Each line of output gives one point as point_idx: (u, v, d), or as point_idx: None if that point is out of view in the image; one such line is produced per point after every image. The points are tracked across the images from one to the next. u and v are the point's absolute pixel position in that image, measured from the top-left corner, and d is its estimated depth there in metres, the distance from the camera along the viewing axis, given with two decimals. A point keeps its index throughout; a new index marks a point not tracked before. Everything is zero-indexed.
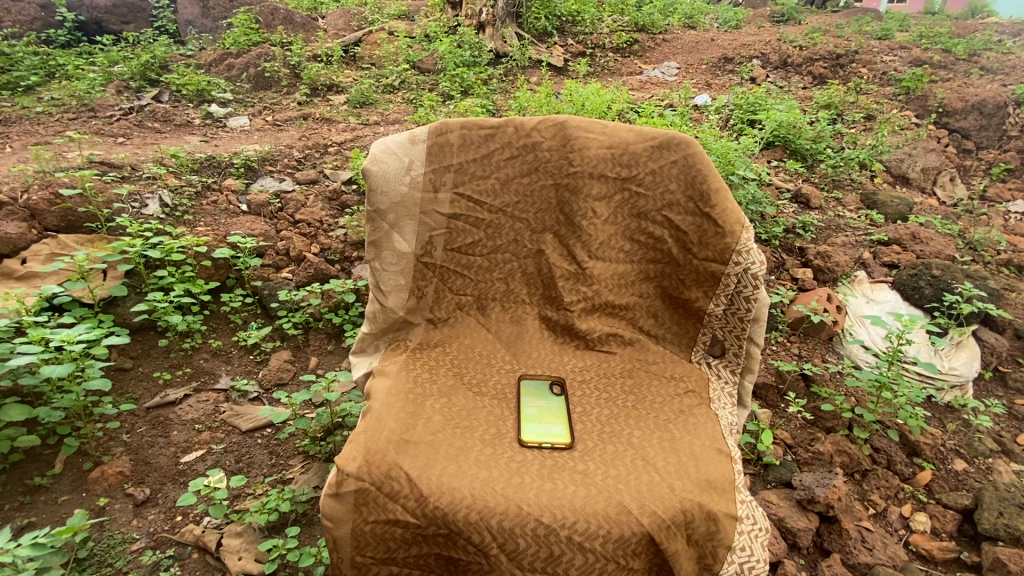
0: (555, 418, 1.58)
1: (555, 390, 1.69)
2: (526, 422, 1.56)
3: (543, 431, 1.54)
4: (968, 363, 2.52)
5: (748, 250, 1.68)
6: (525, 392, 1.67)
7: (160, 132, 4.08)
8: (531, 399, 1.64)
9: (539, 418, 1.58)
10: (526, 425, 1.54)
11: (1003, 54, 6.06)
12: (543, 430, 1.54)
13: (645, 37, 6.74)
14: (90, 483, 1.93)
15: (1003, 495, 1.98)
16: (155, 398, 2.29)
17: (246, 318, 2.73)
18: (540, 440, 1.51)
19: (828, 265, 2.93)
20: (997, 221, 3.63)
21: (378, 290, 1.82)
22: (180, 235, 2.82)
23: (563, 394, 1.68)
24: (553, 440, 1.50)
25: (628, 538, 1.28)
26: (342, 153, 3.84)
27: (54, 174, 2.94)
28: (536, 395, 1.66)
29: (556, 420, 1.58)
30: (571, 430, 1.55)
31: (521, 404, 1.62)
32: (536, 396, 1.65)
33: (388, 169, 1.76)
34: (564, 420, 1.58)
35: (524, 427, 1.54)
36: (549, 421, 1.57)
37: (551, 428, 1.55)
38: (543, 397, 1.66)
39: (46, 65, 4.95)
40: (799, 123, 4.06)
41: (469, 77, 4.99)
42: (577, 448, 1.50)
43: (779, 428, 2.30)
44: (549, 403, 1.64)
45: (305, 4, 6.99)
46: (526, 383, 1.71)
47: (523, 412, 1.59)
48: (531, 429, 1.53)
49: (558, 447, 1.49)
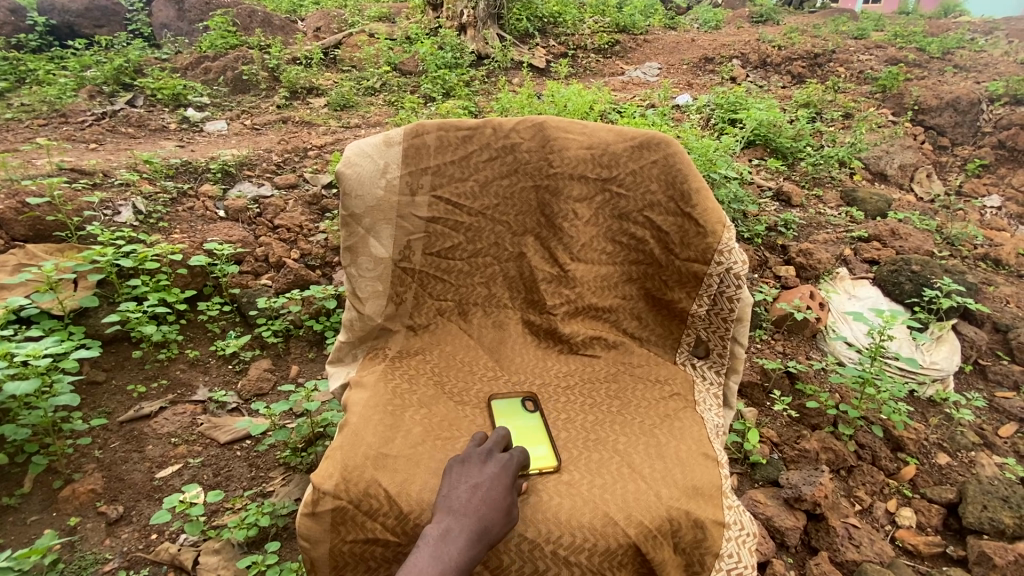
0: (531, 436, 1.50)
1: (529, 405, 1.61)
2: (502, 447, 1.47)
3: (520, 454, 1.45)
4: (947, 357, 2.54)
5: (729, 250, 1.68)
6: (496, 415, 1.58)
7: (134, 138, 3.99)
8: (508, 421, 1.55)
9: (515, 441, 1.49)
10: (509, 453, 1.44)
11: (974, 52, 6.18)
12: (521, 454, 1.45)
13: (626, 39, 6.78)
14: (59, 503, 1.86)
15: (986, 488, 1.99)
16: (129, 411, 2.23)
17: (224, 327, 2.66)
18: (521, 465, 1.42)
19: (810, 263, 2.93)
20: (973, 217, 3.68)
21: (355, 297, 1.78)
22: (154, 243, 2.75)
23: (536, 406, 1.60)
24: (541, 464, 1.41)
25: (614, 550, 1.25)
26: (322, 156, 3.79)
27: (20, 182, 2.86)
28: (507, 416, 1.57)
29: (533, 440, 1.49)
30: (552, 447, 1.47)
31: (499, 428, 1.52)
32: (511, 417, 1.56)
33: (362, 172, 1.72)
34: (541, 438, 1.50)
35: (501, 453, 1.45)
36: (530, 443, 1.48)
37: (534, 451, 1.45)
38: (518, 417, 1.57)
39: (15, 70, 4.83)
40: (779, 121, 4.08)
41: (451, 80, 4.95)
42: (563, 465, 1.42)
43: (765, 427, 2.29)
44: (524, 420, 1.56)
45: (283, 7, 6.91)
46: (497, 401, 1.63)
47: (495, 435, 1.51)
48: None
49: (547, 471, 1.39)
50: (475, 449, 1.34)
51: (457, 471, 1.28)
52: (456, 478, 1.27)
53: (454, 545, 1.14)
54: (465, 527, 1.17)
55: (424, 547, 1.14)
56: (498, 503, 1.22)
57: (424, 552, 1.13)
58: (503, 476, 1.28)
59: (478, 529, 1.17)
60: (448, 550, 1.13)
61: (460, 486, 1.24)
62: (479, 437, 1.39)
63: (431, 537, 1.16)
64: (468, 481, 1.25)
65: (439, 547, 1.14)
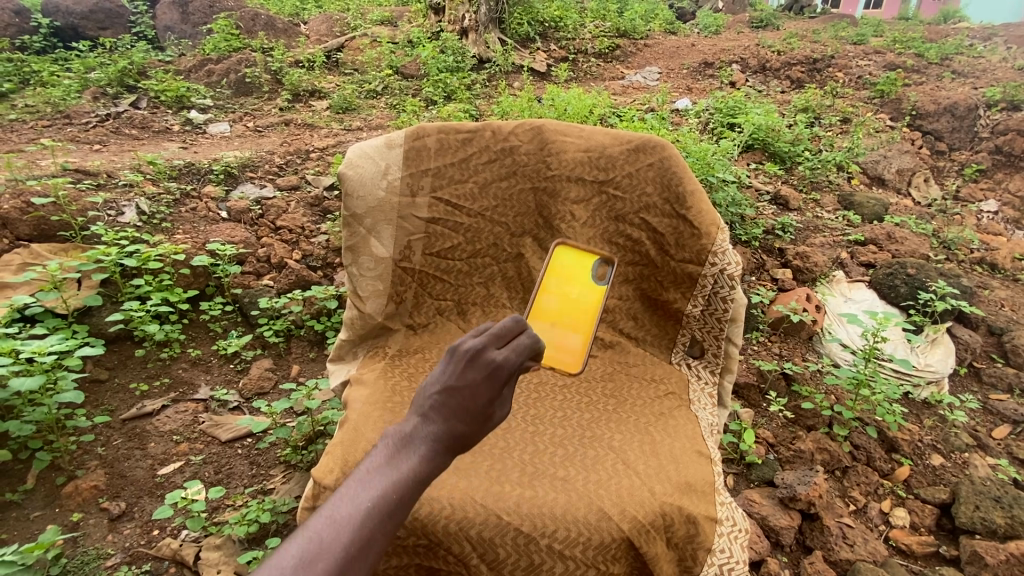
0: (574, 320, 1.57)
1: (601, 280, 1.61)
2: (539, 318, 1.57)
3: (551, 336, 1.57)
4: (942, 359, 2.57)
5: (723, 251, 1.72)
6: (558, 274, 1.61)
7: (138, 139, 4.03)
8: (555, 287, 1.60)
9: (554, 319, 1.57)
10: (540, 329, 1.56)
11: (973, 57, 6.22)
12: (551, 336, 1.57)
13: (626, 43, 6.83)
14: (63, 499, 1.89)
15: (979, 489, 2.01)
16: (131, 409, 2.25)
17: (226, 326, 2.69)
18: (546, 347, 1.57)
19: (806, 265, 2.96)
20: (970, 221, 3.71)
21: (355, 296, 1.81)
22: (157, 243, 2.78)
23: (604, 287, 1.60)
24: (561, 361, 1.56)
25: (607, 544, 1.27)
26: (324, 158, 3.82)
27: (25, 183, 2.89)
28: (570, 281, 1.61)
29: (574, 328, 1.56)
30: (585, 348, 1.56)
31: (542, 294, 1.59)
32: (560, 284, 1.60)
33: (364, 173, 1.75)
34: (584, 329, 1.56)
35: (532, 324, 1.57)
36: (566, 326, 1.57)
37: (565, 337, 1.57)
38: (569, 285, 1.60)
39: (20, 71, 4.87)
40: (777, 126, 4.12)
41: (452, 83, 4.99)
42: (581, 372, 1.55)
43: (760, 427, 2.31)
44: (580, 296, 1.59)
45: (286, 10, 6.97)
46: (565, 256, 1.63)
47: (539, 302, 1.58)
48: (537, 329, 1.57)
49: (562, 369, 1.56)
50: (469, 340, 1.10)
51: (440, 366, 1.07)
52: (436, 374, 1.07)
53: (415, 454, 0.98)
54: (430, 436, 1.00)
55: (382, 451, 0.99)
56: (475, 411, 1.03)
57: (380, 456, 0.98)
58: (490, 380, 1.06)
59: (446, 439, 1.00)
60: (407, 459, 0.97)
61: (435, 386, 1.05)
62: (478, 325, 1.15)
63: (390, 440, 1.00)
64: (447, 380, 1.04)
65: (398, 455, 0.98)
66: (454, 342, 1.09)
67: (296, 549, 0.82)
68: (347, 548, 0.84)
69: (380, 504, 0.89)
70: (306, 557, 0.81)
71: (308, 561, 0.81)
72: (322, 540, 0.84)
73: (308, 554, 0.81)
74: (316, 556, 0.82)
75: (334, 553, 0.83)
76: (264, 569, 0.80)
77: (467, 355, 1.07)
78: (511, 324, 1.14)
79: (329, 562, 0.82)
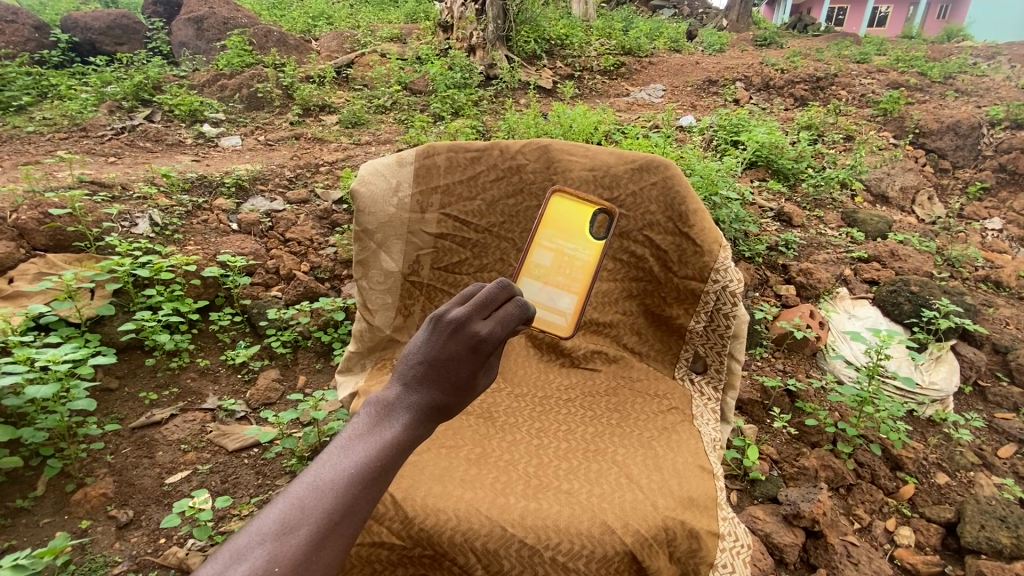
0: (568, 278, 1.56)
1: (599, 234, 1.58)
2: (533, 274, 1.57)
3: (545, 296, 1.57)
4: (946, 377, 2.57)
5: (725, 268, 1.74)
6: (554, 229, 1.58)
7: (151, 152, 4.11)
8: (547, 246, 1.57)
9: (548, 277, 1.57)
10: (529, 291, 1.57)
11: (977, 76, 6.26)
12: (545, 295, 1.57)
13: (632, 61, 6.93)
14: (72, 506, 1.91)
15: (984, 508, 2.01)
16: (141, 418, 2.28)
17: (234, 336, 2.73)
18: (539, 306, 1.58)
19: (810, 282, 2.98)
20: (974, 239, 3.72)
21: (365, 308, 1.87)
22: (169, 254, 2.83)
23: (602, 243, 1.57)
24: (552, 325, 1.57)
25: (611, 557, 1.27)
26: (333, 172, 3.88)
27: (42, 195, 2.96)
28: (566, 235, 1.58)
29: (567, 287, 1.56)
30: (577, 309, 1.57)
31: (533, 253, 1.57)
32: (553, 243, 1.58)
33: (376, 191, 1.81)
34: (579, 289, 1.56)
35: (525, 282, 1.57)
36: (556, 287, 1.57)
37: (556, 298, 1.57)
38: (562, 243, 1.58)
39: (38, 85, 4.98)
40: (781, 144, 4.16)
41: (459, 99, 5.07)
42: (574, 335, 1.57)
43: (765, 443, 2.31)
44: (576, 253, 1.56)
45: (298, 27, 7.13)
46: (563, 208, 1.58)
47: (534, 257, 1.57)
48: (530, 287, 1.57)
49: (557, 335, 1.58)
50: (452, 311, 1.10)
51: (423, 336, 1.07)
52: (419, 344, 1.06)
53: (397, 422, 0.97)
54: (412, 406, 1.00)
55: (364, 419, 0.98)
56: (455, 382, 1.04)
57: (362, 424, 0.96)
58: (473, 353, 1.06)
59: (427, 409, 1.01)
60: (389, 428, 0.96)
61: (418, 356, 1.04)
62: (461, 296, 1.14)
63: (373, 408, 0.99)
64: (429, 351, 1.04)
65: (380, 424, 0.97)
66: (436, 311, 1.08)
67: (275, 516, 0.80)
68: (329, 514, 0.82)
69: (362, 471, 0.88)
70: (289, 522, 0.80)
71: (288, 528, 0.79)
72: (305, 506, 0.82)
73: (290, 519, 0.80)
74: (298, 522, 0.80)
75: (316, 518, 0.81)
76: (245, 534, 0.77)
77: (450, 326, 1.07)
78: (495, 294, 1.14)
79: (310, 529, 0.80)
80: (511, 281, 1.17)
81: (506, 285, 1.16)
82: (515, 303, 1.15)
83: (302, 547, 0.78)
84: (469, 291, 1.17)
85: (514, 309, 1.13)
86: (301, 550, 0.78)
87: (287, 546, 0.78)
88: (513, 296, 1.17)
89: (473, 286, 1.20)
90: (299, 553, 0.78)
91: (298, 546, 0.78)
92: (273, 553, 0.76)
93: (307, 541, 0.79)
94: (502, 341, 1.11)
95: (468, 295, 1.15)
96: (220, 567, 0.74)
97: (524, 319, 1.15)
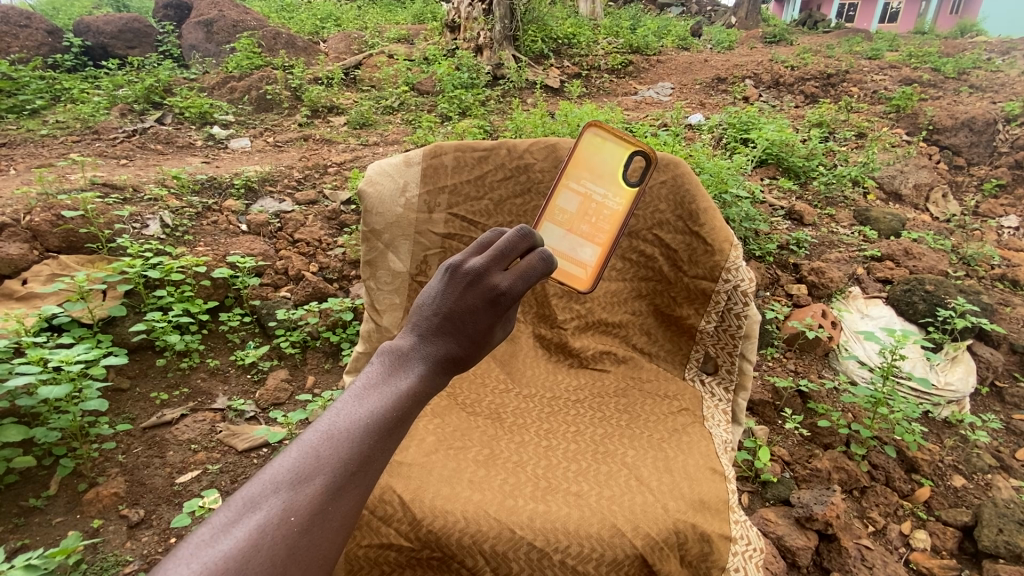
0: (593, 228, 1.49)
1: (631, 183, 1.49)
2: (556, 220, 1.51)
3: (566, 244, 1.50)
4: (963, 378, 2.52)
5: (737, 268, 1.72)
6: (584, 172, 1.51)
7: (162, 154, 4.14)
8: (575, 190, 1.51)
9: (572, 224, 1.50)
10: (551, 238, 1.50)
11: (991, 71, 6.17)
12: (566, 244, 1.50)
13: (640, 59, 6.91)
14: (84, 505, 1.92)
15: (1002, 511, 1.97)
16: (151, 418, 2.30)
17: (244, 337, 2.74)
18: (560, 255, 1.50)
19: (822, 281, 2.94)
20: (990, 237, 3.65)
21: (373, 309, 1.88)
22: (180, 255, 2.86)
23: (633, 193, 1.49)
24: (571, 273, 1.49)
25: (620, 561, 1.26)
26: (341, 173, 3.89)
27: (56, 197, 2.99)
28: (596, 181, 1.51)
29: (591, 237, 1.49)
30: (599, 261, 1.47)
31: (559, 196, 1.51)
32: (582, 187, 1.51)
33: (382, 191, 1.81)
34: (603, 239, 1.48)
35: (546, 228, 1.51)
36: (578, 235, 1.49)
37: (577, 248, 1.49)
38: (590, 188, 1.51)
39: (52, 88, 5.03)
40: (791, 141, 4.11)
41: (467, 99, 5.06)
42: (593, 290, 1.47)
43: (776, 445, 2.28)
44: (604, 201, 1.49)
45: (306, 29, 7.17)
46: (597, 152, 1.51)
47: (559, 202, 1.51)
48: (552, 234, 1.51)
49: (574, 287, 1.48)
50: (469, 261, 1.03)
51: (437, 287, 1.02)
52: (433, 295, 1.01)
53: (412, 373, 0.95)
54: (427, 358, 0.97)
55: (377, 369, 0.95)
56: (470, 336, 1.00)
57: (376, 374, 0.94)
58: (488, 307, 1.00)
59: (442, 360, 0.97)
60: (404, 379, 0.93)
61: (432, 308, 1.00)
62: (479, 244, 1.07)
63: (386, 358, 0.96)
64: (444, 303, 0.99)
65: (393, 375, 0.94)
66: (452, 260, 1.02)
67: (290, 464, 0.80)
68: (345, 464, 0.81)
69: (376, 421, 0.86)
70: (303, 472, 0.79)
71: (304, 477, 0.78)
72: (319, 455, 0.81)
73: (304, 470, 0.79)
74: (313, 472, 0.79)
75: (331, 468, 0.80)
76: (259, 481, 0.77)
77: (467, 277, 1.01)
78: (514, 244, 1.06)
79: (325, 479, 0.79)
80: (534, 230, 1.08)
81: (528, 233, 1.07)
82: (537, 253, 1.07)
83: (318, 497, 0.78)
84: (487, 238, 1.09)
85: (536, 261, 1.05)
86: (317, 498, 0.78)
87: (303, 495, 0.77)
88: (534, 247, 1.08)
89: (493, 232, 1.12)
90: (315, 502, 0.77)
91: (314, 495, 0.78)
92: (288, 502, 0.76)
93: (323, 491, 0.79)
94: (522, 295, 1.04)
95: (486, 244, 1.08)
96: (234, 515, 0.74)
97: (548, 272, 1.07)
